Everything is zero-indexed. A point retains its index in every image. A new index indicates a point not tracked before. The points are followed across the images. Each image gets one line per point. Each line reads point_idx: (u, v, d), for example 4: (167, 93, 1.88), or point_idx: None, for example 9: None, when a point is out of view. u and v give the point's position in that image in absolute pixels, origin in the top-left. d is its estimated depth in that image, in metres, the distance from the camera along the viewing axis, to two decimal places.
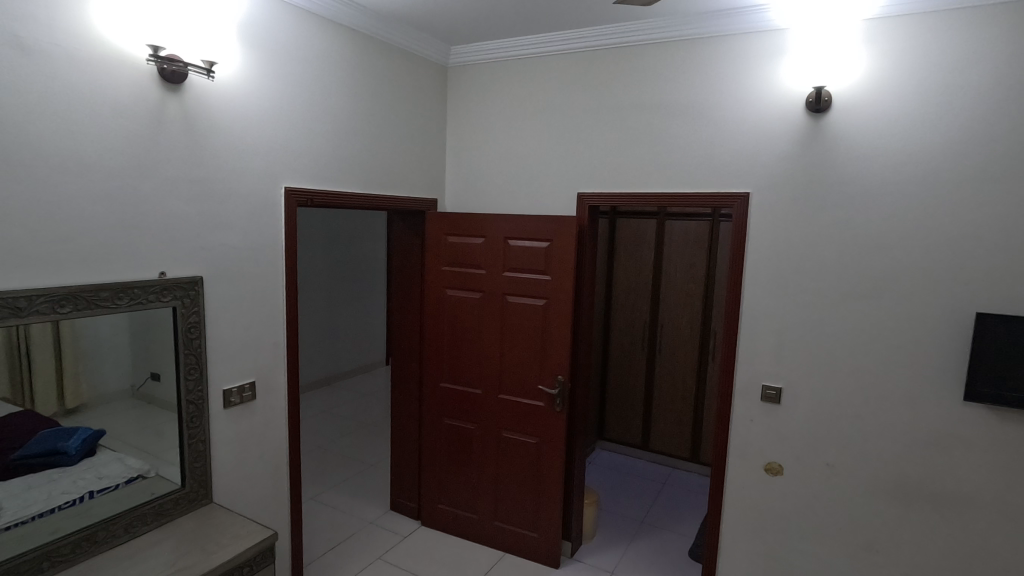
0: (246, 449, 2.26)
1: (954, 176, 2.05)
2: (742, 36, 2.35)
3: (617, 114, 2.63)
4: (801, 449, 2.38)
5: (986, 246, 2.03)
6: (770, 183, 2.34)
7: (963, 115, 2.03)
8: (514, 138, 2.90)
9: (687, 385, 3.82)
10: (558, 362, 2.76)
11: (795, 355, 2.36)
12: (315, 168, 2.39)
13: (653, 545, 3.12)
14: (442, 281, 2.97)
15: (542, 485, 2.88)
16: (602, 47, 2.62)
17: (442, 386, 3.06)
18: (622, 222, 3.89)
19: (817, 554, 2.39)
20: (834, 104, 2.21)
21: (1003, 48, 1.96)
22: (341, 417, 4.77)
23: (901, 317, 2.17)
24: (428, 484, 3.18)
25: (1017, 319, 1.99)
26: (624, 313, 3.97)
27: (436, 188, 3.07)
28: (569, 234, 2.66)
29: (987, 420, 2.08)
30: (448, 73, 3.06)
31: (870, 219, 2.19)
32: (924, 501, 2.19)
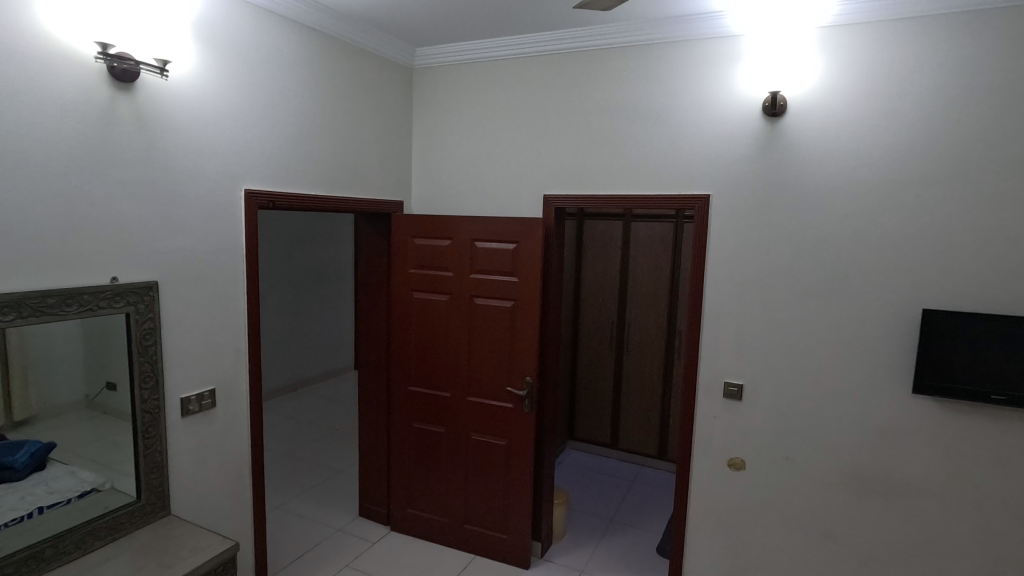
0: (205, 458, 2.20)
1: (901, 178, 2.15)
2: (701, 41, 2.40)
3: (581, 117, 2.66)
4: (762, 443, 2.45)
5: (931, 246, 2.12)
6: (729, 185, 2.40)
7: (909, 121, 2.12)
8: (480, 140, 2.90)
9: (654, 384, 3.88)
10: (526, 363, 2.77)
11: (755, 353, 2.42)
12: (277, 170, 2.35)
13: (622, 543, 3.16)
14: (409, 284, 2.95)
15: (512, 487, 2.88)
16: (566, 51, 2.66)
17: (410, 390, 3.04)
18: (589, 224, 3.94)
19: (778, 546, 2.45)
20: (789, 109, 2.28)
21: (943, 57, 2.06)
22: (307, 423, 4.69)
23: (854, 314, 2.25)
24: (397, 489, 3.15)
25: (959, 315, 2.08)
26: (591, 313, 4.01)
27: (402, 190, 3.05)
28: (536, 236, 2.67)
29: (934, 411, 2.17)
30: (413, 75, 3.04)
31: (824, 220, 2.27)
32: (877, 491, 2.27)
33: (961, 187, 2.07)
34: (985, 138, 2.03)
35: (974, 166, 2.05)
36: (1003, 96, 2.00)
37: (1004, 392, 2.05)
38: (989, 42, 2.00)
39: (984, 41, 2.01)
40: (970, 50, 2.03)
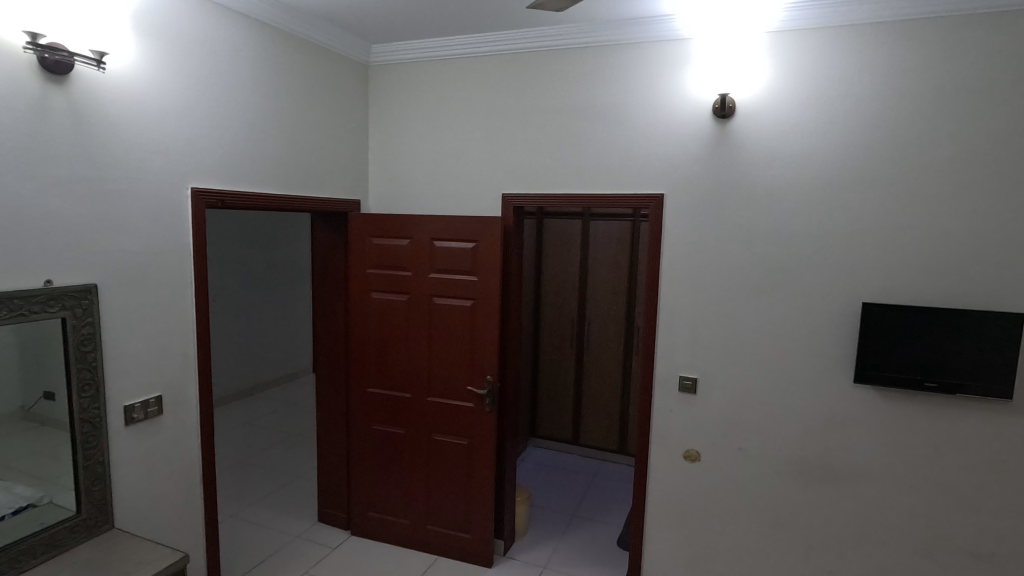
0: (152, 468, 2.11)
1: (841, 178, 2.25)
2: (654, 43, 2.45)
3: (539, 117, 2.67)
4: (715, 435, 2.52)
5: (870, 243, 2.23)
6: (681, 184, 2.47)
7: (848, 123, 2.23)
8: (437, 138, 2.89)
9: (614, 380, 3.95)
10: (487, 362, 2.77)
11: (708, 348, 2.50)
12: (227, 168, 2.27)
13: (584, 538, 3.20)
14: (368, 284, 2.91)
15: (474, 486, 2.88)
16: (522, 51, 2.67)
17: (370, 391, 2.99)
18: (549, 223, 3.97)
19: (732, 534, 2.54)
20: (737, 111, 2.36)
21: (878, 63, 2.18)
22: (264, 428, 4.56)
23: (799, 308, 2.35)
24: (358, 492, 3.10)
25: (894, 308, 2.19)
26: (552, 311, 4.04)
27: (359, 189, 3.00)
28: (495, 234, 2.68)
29: (874, 400, 2.28)
30: (369, 72, 3.00)
31: (771, 218, 2.35)
32: (823, 477, 2.38)
33: (897, 187, 2.18)
34: (916, 140, 2.15)
35: (908, 166, 2.17)
36: (932, 101, 2.12)
37: (936, 378, 2.16)
38: (919, 49, 2.12)
39: (915, 49, 2.13)
40: (902, 57, 2.15)
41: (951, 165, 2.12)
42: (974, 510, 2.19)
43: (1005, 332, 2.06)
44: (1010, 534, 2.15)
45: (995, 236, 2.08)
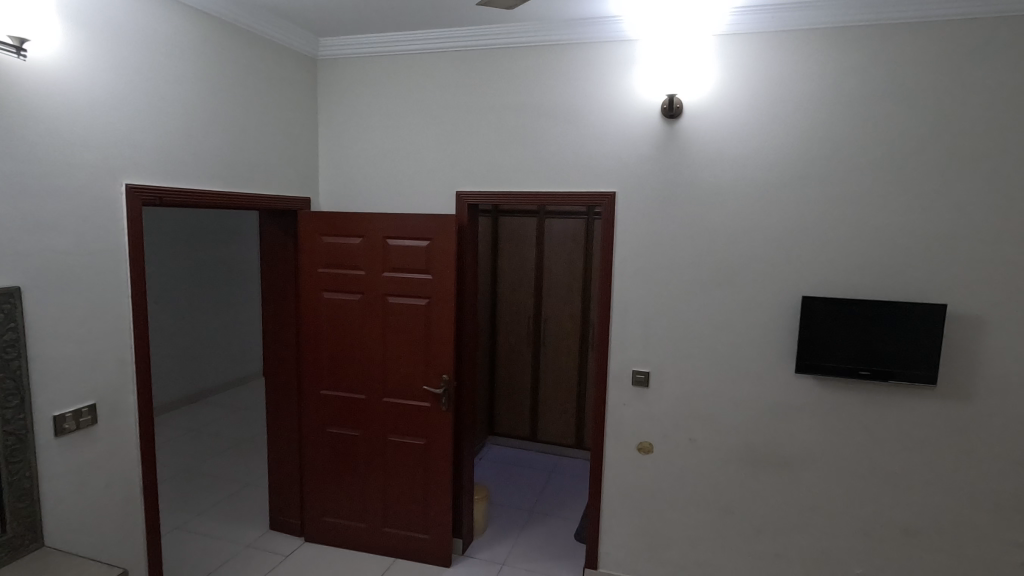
0: (86, 481, 1.99)
1: (782, 176, 2.35)
2: (604, 43, 2.49)
3: (492, 114, 2.67)
4: (667, 427, 2.59)
5: (809, 239, 2.34)
6: (632, 183, 2.52)
7: (787, 125, 2.32)
8: (389, 135, 2.84)
9: (571, 376, 4.00)
10: (442, 361, 2.75)
11: (659, 342, 2.56)
12: (164, 163, 2.17)
13: (542, 533, 3.23)
14: (319, 284, 2.84)
15: (431, 486, 2.86)
16: (474, 48, 2.66)
17: (323, 394, 2.92)
18: (504, 221, 3.98)
19: (684, 523, 2.62)
20: (684, 111, 2.43)
21: (814, 67, 2.27)
22: (211, 435, 4.38)
23: (745, 303, 2.44)
24: (311, 497, 3.03)
25: (832, 301, 2.30)
26: (508, 309, 4.06)
27: (308, 186, 2.92)
28: (449, 232, 2.65)
29: (815, 389, 2.39)
30: (318, 66, 2.92)
31: (717, 215, 2.43)
32: (768, 464, 2.48)
33: (833, 185, 2.29)
34: (850, 142, 2.26)
35: (842, 166, 2.28)
36: (864, 104, 2.24)
37: (870, 367, 2.28)
38: (851, 54, 2.23)
39: (848, 54, 2.24)
40: (837, 62, 2.25)
41: (881, 166, 2.24)
42: (905, 490, 2.33)
43: (932, 322, 2.19)
44: (937, 511, 2.30)
45: (922, 232, 2.22)
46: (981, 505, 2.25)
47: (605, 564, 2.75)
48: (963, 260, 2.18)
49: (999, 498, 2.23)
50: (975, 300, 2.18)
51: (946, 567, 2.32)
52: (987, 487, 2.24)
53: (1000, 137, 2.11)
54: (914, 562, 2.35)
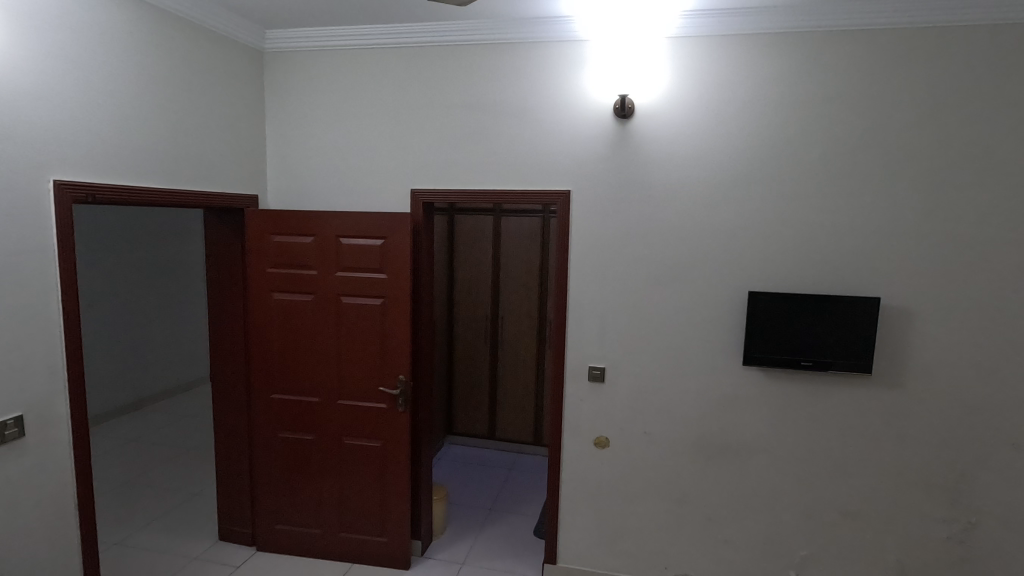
0: (12, 498, 1.86)
1: (728, 176, 2.43)
2: (557, 43, 2.51)
3: (446, 112, 2.65)
4: (623, 421, 2.64)
5: (754, 236, 2.43)
6: (586, 181, 2.55)
7: (733, 126, 2.40)
8: (341, 131, 2.77)
9: (528, 373, 4.02)
10: (398, 362, 2.71)
11: (614, 338, 2.61)
12: (97, 159, 2.04)
13: (502, 530, 3.23)
14: (268, 284, 2.75)
15: (389, 489, 2.81)
16: (428, 45, 2.63)
17: (274, 398, 2.83)
18: (461, 219, 3.97)
19: (639, 514, 2.67)
20: (636, 112, 2.47)
21: (758, 71, 2.36)
22: (154, 445, 4.18)
23: (695, 298, 2.51)
24: (263, 505, 2.93)
25: (776, 295, 2.39)
26: (465, 308, 4.04)
27: (255, 183, 2.82)
28: (404, 231, 2.62)
29: (761, 380, 2.49)
30: (264, 58, 2.82)
31: (668, 213, 2.49)
32: (719, 454, 2.56)
33: (776, 185, 2.39)
34: (791, 143, 2.36)
35: (784, 166, 2.38)
36: (804, 106, 2.34)
37: (811, 358, 2.39)
38: (793, 59, 2.33)
39: (789, 59, 2.33)
40: (779, 66, 2.35)
41: (820, 166, 2.35)
42: (844, 474, 2.46)
43: (867, 314, 2.32)
44: (873, 492, 2.44)
45: (858, 230, 2.34)
46: (912, 484, 2.40)
47: (564, 558, 2.78)
48: (894, 256, 2.32)
49: (928, 478, 2.38)
50: (906, 293, 2.32)
51: (881, 545, 2.46)
52: (917, 467, 2.39)
53: (926, 140, 2.25)
54: (852, 541, 2.48)
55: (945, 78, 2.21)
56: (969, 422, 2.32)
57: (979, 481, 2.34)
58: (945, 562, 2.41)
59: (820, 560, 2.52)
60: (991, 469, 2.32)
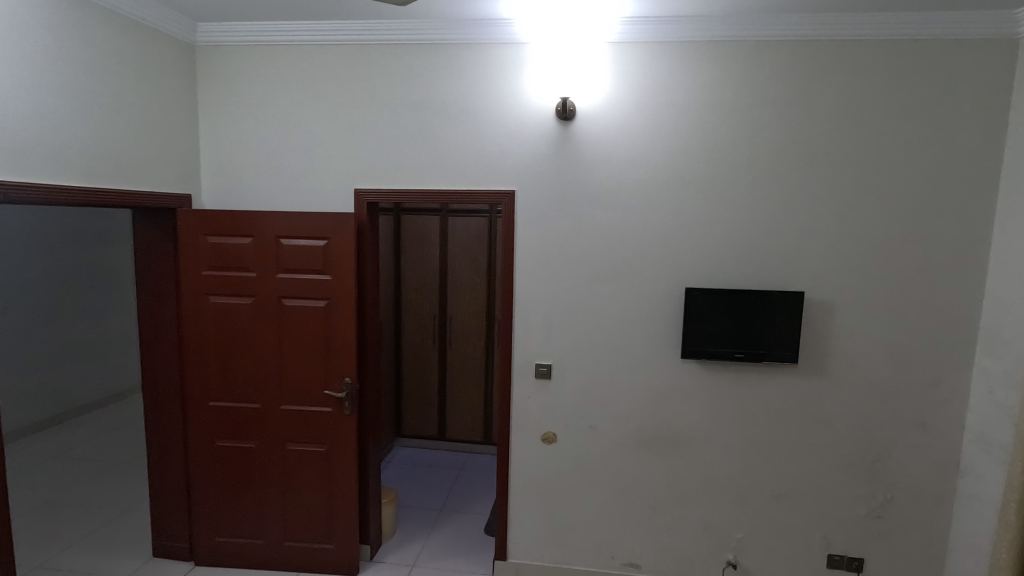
0: None
1: (665, 177, 2.53)
2: (499, 44, 2.54)
3: (389, 111, 2.63)
4: (569, 416, 2.70)
5: (688, 235, 2.55)
6: (529, 182, 2.60)
7: (668, 130, 2.51)
8: (279, 130, 2.70)
9: (477, 373, 4.03)
10: (344, 364, 2.67)
11: (559, 335, 2.67)
12: (10, 154, 1.91)
13: (452, 530, 3.24)
14: (204, 287, 2.65)
15: (336, 494, 2.76)
16: (369, 43, 2.60)
17: (212, 405, 2.73)
18: (407, 219, 3.94)
19: (586, 506, 2.74)
20: (577, 114, 2.54)
21: (691, 78, 2.48)
22: (79, 461, 3.91)
23: (635, 295, 2.60)
24: (202, 516, 2.82)
25: (711, 290, 2.50)
26: (413, 309, 4.02)
27: (188, 182, 2.70)
28: (347, 231, 2.58)
29: (699, 372, 2.61)
30: (195, 52, 2.71)
31: (608, 212, 2.57)
32: (660, 444, 2.66)
33: (710, 185, 2.51)
34: (722, 147, 2.49)
35: (716, 169, 2.50)
36: (733, 111, 2.47)
37: (743, 350, 2.51)
38: (723, 67, 2.46)
39: (720, 66, 2.46)
40: (710, 74, 2.47)
41: (749, 168, 2.48)
42: (775, 458, 2.61)
43: (794, 306, 2.46)
44: (801, 475, 2.60)
45: (784, 228, 2.49)
46: (836, 466, 2.58)
47: (514, 554, 2.81)
48: (817, 252, 2.48)
49: (849, 459, 2.57)
50: (826, 288, 2.49)
51: (809, 523, 2.62)
52: (839, 450, 2.57)
53: (843, 145, 2.42)
54: (784, 521, 2.64)
55: (858, 88, 2.39)
56: (884, 405, 2.52)
57: (893, 460, 2.54)
58: (865, 536, 2.60)
59: (754, 541, 2.67)
60: (903, 447, 2.53)
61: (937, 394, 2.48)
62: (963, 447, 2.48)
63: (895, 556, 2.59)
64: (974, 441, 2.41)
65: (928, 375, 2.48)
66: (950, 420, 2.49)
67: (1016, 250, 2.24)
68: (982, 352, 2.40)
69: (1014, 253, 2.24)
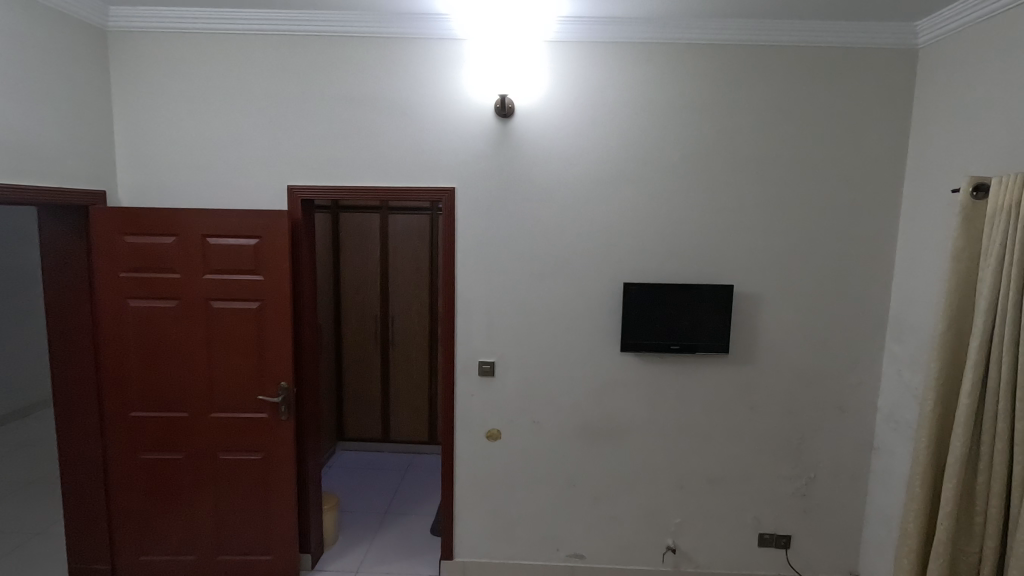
0: None
1: (602, 175, 2.58)
2: (436, 40, 2.51)
3: (323, 105, 2.54)
4: (513, 412, 2.72)
5: (625, 232, 2.61)
6: (469, 178, 2.58)
7: (605, 129, 2.56)
8: (204, 122, 2.56)
9: (421, 373, 3.98)
10: (279, 368, 2.56)
11: (502, 332, 2.67)
12: None
13: (398, 533, 3.18)
14: (122, 290, 2.49)
15: (272, 503, 2.65)
16: (300, 34, 2.50)
17: (134, 416, 2.57)
18: (346, 217, 3.83)
19: (531, 501, 2.77)
20: (516, 112, 2.55)
21: (625, 78, 2.54)
22: None
23: (576, 291, 2.65)
24: (125, 535, 2.64)
25: (648, 285, 2.58)
26: (354, 309, 3.92)
27: (102, 177, 2.51)
28: (280, 229, 2.47)
29: (638, 365, 2.68)
30: (107, 38, 2.52)
31: (548, 209, 2.60)
32: (602, 436, 2.72)
33: (646, 184, 2.58)
34: (655, 145, 2.56)
35: (651, 167, 2.57)
36: (666, 111, 2.55)
37: (679, 342, 2.60)
38: (656, 68, 2.53)
39: (653, 67, 2.53)
40: (644, 75, 2.53)
41: (681, 167, 2.57)
42: (710, 444, 2.73)
43: (724, 299, 2.58)
44: (734, 459, 2.73)
45: (714, 225, 2.60)
46: (765, 449, 2.72)
47: (460, 552, 2.80)
48: (746, 247, 2.61)
49: (777, 442, 2.71)
50: (753, 281, 2.62)
51: (742, 505, 2.76)
52: (767, 434, 2.71)
53: (767, 145, 2.55)
54: (719, 504, 2.76)
55: (781, 91, 2.52)
56: (807, 391, 2.68)
57: (816, 441, 2.71)
58: (792, 514, 2.76)
59: (692, 524, 2.78)
60: (825, 429, 2.70)
61: (854, 378, 2.66)
62: (876, 426, 2.67)
63: (818, 531, 2.77)
64: (885, 421, 2.61)
65: (845, 361, 2.65)
66: (865, 402, 2.68)
67: (919, 243, 2.43)
68: (891, 339, 2.59)
69: (918, 246, 2.44)
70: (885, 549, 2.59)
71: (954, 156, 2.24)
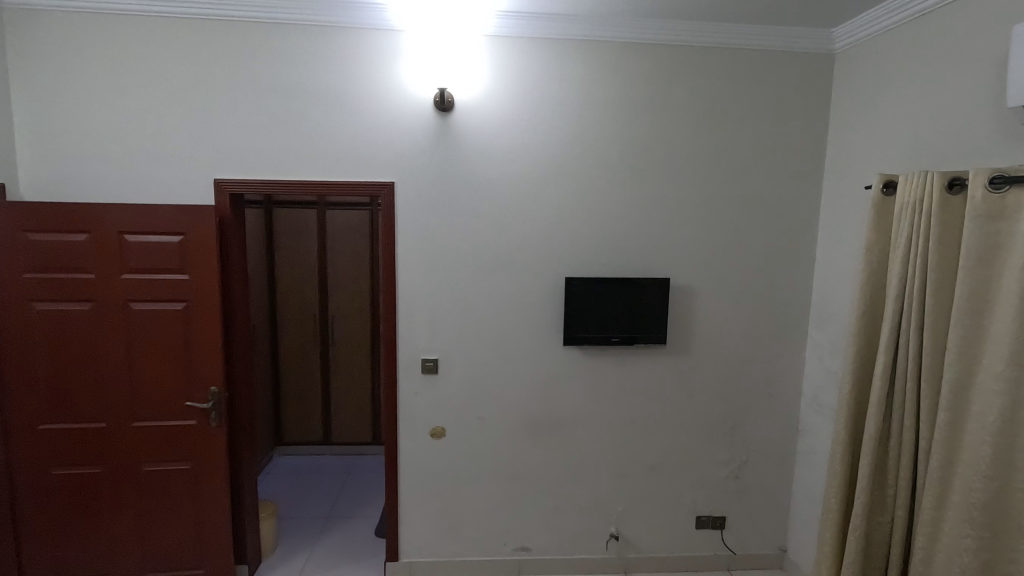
0: None
1: (543, 170, 2.60)
2: (371, 30, 2.44)
3: (251, 94, 2.42)
4: (457, 409, 2.70)
5: (566, 227, 2.64)
6: (409, 173, 2.53)
7: (544, 124, 2.57)
8: (119, 110, 2.38)
9: (363, 372, 3.89)
10: (208, 372, 2.43)
11: (445, 329, 2.65)
12: None
13: (341, 538, 3.10)
14: (26, 293, 2.28)
15: (203, 514, 2.51)
16: (226, 19, 2.37)
17: (44, 429, 2.36)
18: (280, 213, 3.68)
19: (477, 497, 2.76)
20: (455, 106, 2.52)
21: (564, 74, 2.56)
22: None
23: (518, 285, 2.65)
24: (36, 559, 2.43)
25: (588, 280, 2.62)
26: (290, 308, 3.78)
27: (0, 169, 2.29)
28: (206, 225, 2.33)
29: (581, 358, 2.73)
30: (3, 16, 2.29)
31: (490, 204, 2.59)
32: (546, 429, 2.75)
33: (586, 180, 2.62)
34: (594, 142, 2.60)
35: (590, 162, 2.61)
36: (603, 108, 2.59)
37: (619, 335, 2.66)
38: (594, 65, 2.57)
39: (591, 65, 2.57)
40: (582, 72, 2.57)
41: (618, 162, 2.63)
42: (650, 433, 2.81)
43: (661, 291, 2.66)
44: (673, 446, 2.83)
45: (651, 220, 2.67)
46: (701, 435, 2.83)
47: (407, 553, 2.76)
48: (681, 241, 2.70)
49: (712, 428, 2.83)
50: (688, 274, 2.72)
51: (680, 489, 2.86)
52: (703, 420, 2.82)
53: (699, 143, 2.65)
54: (659, 490, 2.85)
55: (712, 90, 2.62)
56: (739, 378, 2.81)
57: (747, 425, 2.85)
58: (727, 496, 2.89)
59: (634, 511, 2.86)
60: (755, 414, 2.84)
61: (781, 365, 2.82)
62: (802, 409, 2.84)
63: (750, 510, 2.91)
64: (809, 404, 2.78)
65: (773, 348, 2.80)
66: (791, 387, 2.84)
67: (837, 236, 2.60)
68: (814, 326, 2.76)
69: (836, 238, 2.60)
70: (810, 524, 2.76)
71: (867, 155, 2.41)
